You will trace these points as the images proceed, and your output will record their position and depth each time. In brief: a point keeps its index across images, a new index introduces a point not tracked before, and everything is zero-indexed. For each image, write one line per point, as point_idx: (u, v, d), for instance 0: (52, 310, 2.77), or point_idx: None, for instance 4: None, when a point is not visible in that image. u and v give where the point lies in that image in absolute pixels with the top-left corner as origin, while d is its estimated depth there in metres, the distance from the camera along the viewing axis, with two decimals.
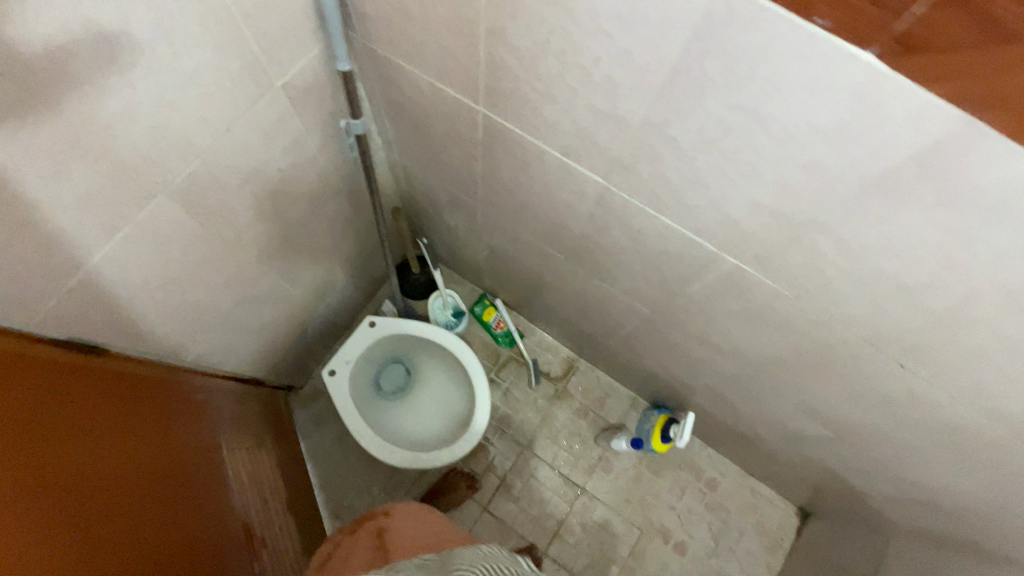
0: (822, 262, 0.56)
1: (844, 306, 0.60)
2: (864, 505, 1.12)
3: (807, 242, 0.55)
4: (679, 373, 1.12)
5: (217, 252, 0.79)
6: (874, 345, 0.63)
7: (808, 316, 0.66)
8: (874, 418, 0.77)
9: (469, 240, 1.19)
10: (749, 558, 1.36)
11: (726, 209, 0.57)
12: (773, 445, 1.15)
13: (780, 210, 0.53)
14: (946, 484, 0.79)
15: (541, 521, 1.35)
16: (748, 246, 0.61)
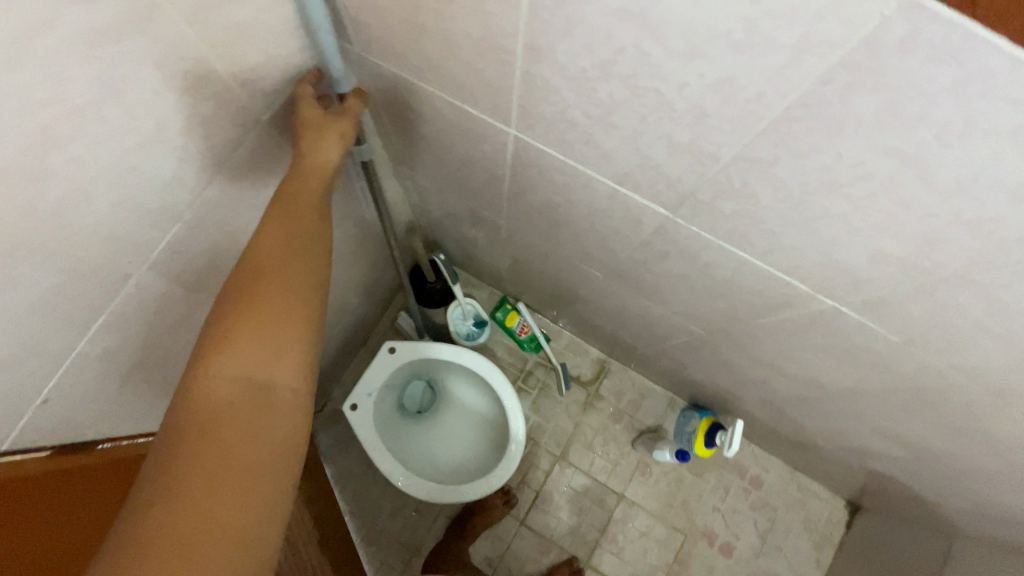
0: (959, 317, 0.45)
1: (973, 359, 0.50)
2: (929, 512, 1.04)
3: (943, 297, 0.44)
4: (728, 384, 1.03)
5: None
6: (1004, 397, 0.53)
7: (917, 361, 0.56)
8: (973, 453, 0.68)
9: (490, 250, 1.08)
10: (798, 555, 1.31)
11: (835, 256, 0.46)
12: (830, 452, 1.06)
13: (916, 263, 0.42)
14: None
15: (582, 532, 1.30)
16: (854, 292, 0.50)
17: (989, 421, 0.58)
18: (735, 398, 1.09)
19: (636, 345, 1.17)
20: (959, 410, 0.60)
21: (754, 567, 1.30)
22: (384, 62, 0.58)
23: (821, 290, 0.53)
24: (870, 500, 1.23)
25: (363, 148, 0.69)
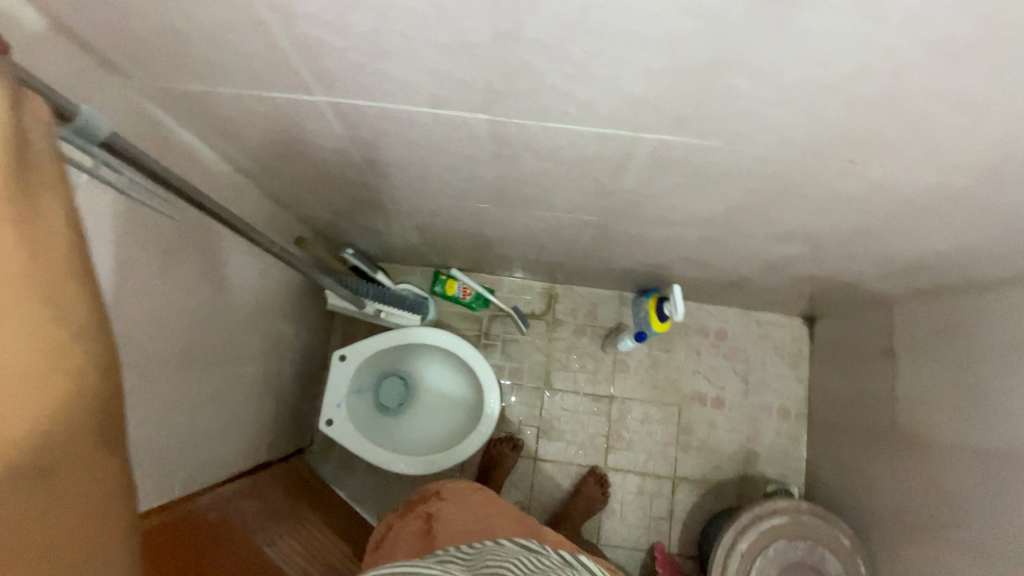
0: (742, 100, 0.51)
1: (782, 132, 0.56)
2: (860, 292, 1.15)
3: (721, 86, 0.49)
4: (651, 258, 1.10)
5: (139, 379, 0.70)
6: (827, 156, 0.60)
7: (748, 157, 0.62)
8: (844, 219, 0.76)
9: (394, 229, 1.11)
10: (779, 380, 1.43)
11: (623, 90, 0.51)
12: (762, 279, 1.15)
13: (678, 66, 0.47)
14: (929, 245, 0.80)
15: (592, 444, 1.39)
16: (662, 115, 0.55)
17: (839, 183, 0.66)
18: (666, 267, 1.16)
19: (563, 261, 1.22)
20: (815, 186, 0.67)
21: (747, 406, 1.41)
22: (175, 82, 0.59)
23: (644, 128, 0.58)
24: (818, 306, 1.34)
25: (81, 126, 0.46)
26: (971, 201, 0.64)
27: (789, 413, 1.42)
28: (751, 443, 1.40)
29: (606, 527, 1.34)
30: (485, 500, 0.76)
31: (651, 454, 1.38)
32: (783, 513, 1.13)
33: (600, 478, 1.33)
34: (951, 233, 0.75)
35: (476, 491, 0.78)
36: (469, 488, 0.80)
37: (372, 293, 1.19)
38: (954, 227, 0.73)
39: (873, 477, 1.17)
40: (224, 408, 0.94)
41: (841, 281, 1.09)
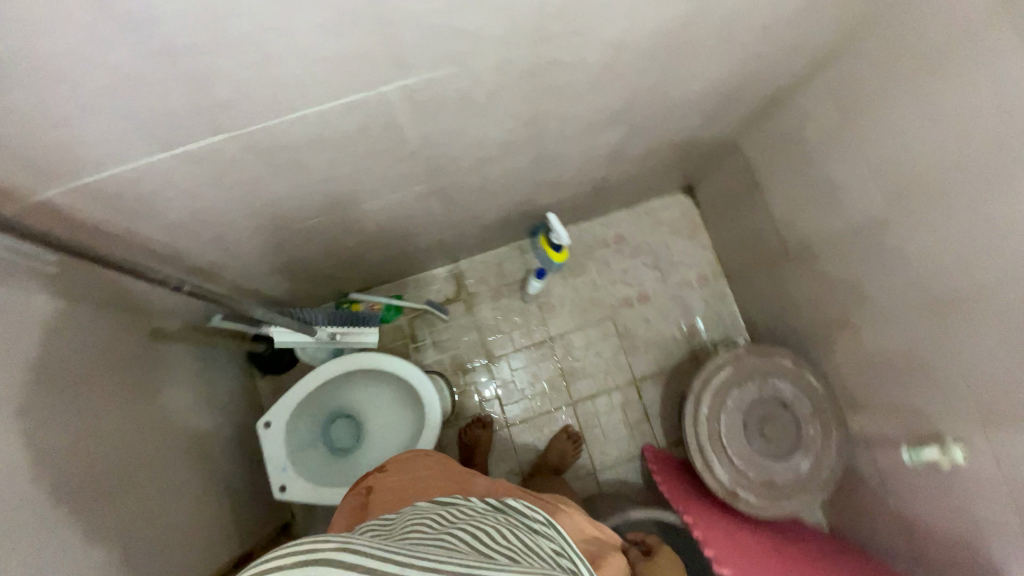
0: (455, 28, 0.55)
1: (514, 40, 0.61)
2: (706, 147, 1.24)
3: (426, 23, 0.53)
4: (514, 201, 1.15)
5: (67, 521, 0.68)
6: (568, 46, 0.65)
7: (507, 75, 0.67)
8: (630, 92, 0.84)
9: (267, 280, 1.11)
10: (685, 254, 1.53)
11: (335, 56, 0.53)
12: (623, 173, 1.23)
13: (371, 18, 0.49)
14: (712, 80, 0.89)
15: (553, 387, 1.44)
16: (377, 62, 0.56)
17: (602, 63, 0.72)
18: (537, 203, 1.22)
19: (447, 240, 1.27)
20: (585, 73, 0.73)
21: (669, 289, 1.51)
22: None
23: (393, 86, 0.61)
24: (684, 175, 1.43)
25: None
26: (707, 29, 0.73)
27: (706, 278, 1.52)
28: (684, 320, 1.49)
29: (597, 452, 1.40)
30: (420, 468, 0.94)
31: (606, 371, 1.46)
32: (727, 363, 1.19)
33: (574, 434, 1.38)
34: (718, 62, 0.84)
35: (411, 462, 0.96)
36: (407, 459, 0.98)
37: (324, 317, 1.09)
38: (714, 57, 0.81)
39: (786, 296, 1.28)
40: (182, 514, 0.93)
41: (686, 145, 1.18)
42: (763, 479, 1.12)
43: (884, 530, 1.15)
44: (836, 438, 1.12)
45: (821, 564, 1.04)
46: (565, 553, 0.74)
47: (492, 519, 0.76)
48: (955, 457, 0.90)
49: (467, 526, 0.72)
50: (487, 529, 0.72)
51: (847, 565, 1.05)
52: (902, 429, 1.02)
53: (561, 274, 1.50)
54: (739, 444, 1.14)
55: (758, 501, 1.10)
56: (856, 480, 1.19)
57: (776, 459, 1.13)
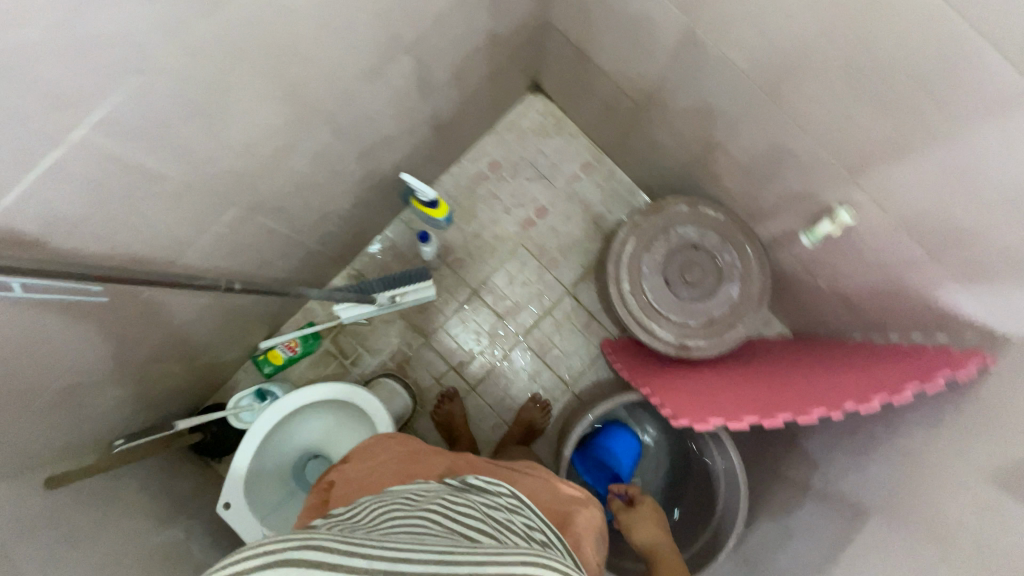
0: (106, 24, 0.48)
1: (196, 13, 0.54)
2: (522, 38, 1.19)
3: (67, 28, 0.46)
4: (357, 180, 1.09)
5: None
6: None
7: (222, 53, 0.60)
8: (386, 19, 0.78)
9: (156, 370, 1.04)
10: (562, 151, 1.50)
11: None
12: (453, 101, 1.17)
13: None
14: None
15: (499, 332, 1.43)
16: (55, 92, 0.49)
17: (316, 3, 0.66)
18: (385, 170, 1.16)
19: (322, 249, 1.21)
20: (308, 20, 0.67)
21: (561, 191, 1.49)
22: None
23: (92, 125, 0.54)
24: (522, 75, 1.37)
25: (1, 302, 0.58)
26: None
27: (592, 164, 1.49)
28: (589, 212, 1.48)
29: (565, 369, 1.42)
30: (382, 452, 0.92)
31: (540, 293, 1.45)
32: (630, 236, 1.19)
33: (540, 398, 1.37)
34: None
35: (375, 447, 0.94)
36: (371, 443, 0.96)
37: (379, 283, 1.27)
38: None
39: (658, 147, 1.26)
40: None
41: (497, 46, 1.12)
42: (704, 321, 1.15)
43: (832, 310, 1.20)
44: (749, 252, 1.17)
45: (778, 373, 1.07)
46: (537, 525, 0.73)
47: (461, 497, 0.75)
48: (844, 219, 0.93)
49: (434, 508, 0.71)
50: (455, 508, 0.71)
51: (801, 364, 1.09)
52: (799, 216, 1.04)
53: (456, 225, 1.45)
54: (671, 303, 1.16)
55: (708, 342, 1.15)
56: (791, 279, 1.23)
57: (708, 298, 1.16)
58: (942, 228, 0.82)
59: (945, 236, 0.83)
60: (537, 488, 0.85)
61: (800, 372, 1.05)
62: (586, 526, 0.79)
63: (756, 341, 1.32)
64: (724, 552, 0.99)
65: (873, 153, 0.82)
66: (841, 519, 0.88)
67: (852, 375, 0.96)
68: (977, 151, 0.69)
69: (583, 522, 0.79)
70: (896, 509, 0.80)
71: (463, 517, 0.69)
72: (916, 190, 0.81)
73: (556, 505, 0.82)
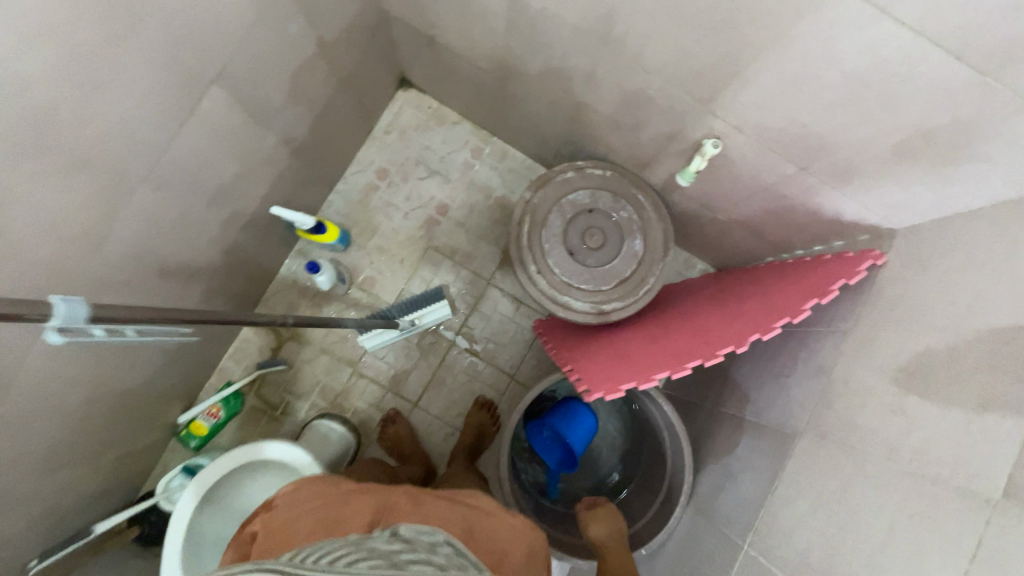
0: None
1: None
2: (363, 36, 1.11)
3: None
4: (218, 228, 1.01)
5: None
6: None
7: None
8: (169, 57, 0.71)
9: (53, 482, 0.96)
10: (447, 141, 1.43)
11: None
12: (306, 121, 1.09)
13: None
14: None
15: (428, 342, 1.36)
16: None
17: (58, 64, 0.58)
18: (252, 209, 1.08)
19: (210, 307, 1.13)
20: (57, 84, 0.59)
21: (457, 182, 1.43)
22: None
23: None
24: (383, 73, 1.30)
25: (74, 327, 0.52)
26: None
27: (482, 148, 1.44)
28: (490, 197, 1.43)
29: (504, 361, 1.37)
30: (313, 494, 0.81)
31: (461, 292, 1.39)
32: (525, 215, 1.15)
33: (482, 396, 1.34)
34: None
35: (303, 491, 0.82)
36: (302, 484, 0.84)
37: (397, 309, 1.26)
38: None
39: (535, 116, 1.21)
40: None
41: (333, 52, 1.05)
42: (616, 282, 1.13)
43: (741, 239, 1.18)
44: (642, 203, 1.15)
45: (696, 315, 1.04)
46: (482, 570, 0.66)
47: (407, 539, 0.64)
48: (710, 151, 0.90)
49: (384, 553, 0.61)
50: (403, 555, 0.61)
51: (717, 300, 1.06)
52: (677, 156, 1.01)
53: (357, 244, 1.38)
54: (581, 272, 1.14)
55: (623, 302, 1.13)
56: (696, 218, 1.21)
57: (614, 258, 1.14)
58: (800, 139, 0.80)
59: (807, 146, 0.81)
60: (482, 524, 0.77)
61: (716, 309, 1.01)
62: (519, 562, 0.76)
63: (678, 286, 1.31)
64: (679, 506, 0.98)
65: (716, 80, 0.78)
66: (775, 448, 0.87)
67: (760, 304, 0.94)
68: (802, 58, 0.67)
69: (518, 561, 0.75)
70: (819, 426, 0.79)
71: (405, 564, 0.60)
72: (766, 107, 0.78)
73: (496, 542, 0.76)
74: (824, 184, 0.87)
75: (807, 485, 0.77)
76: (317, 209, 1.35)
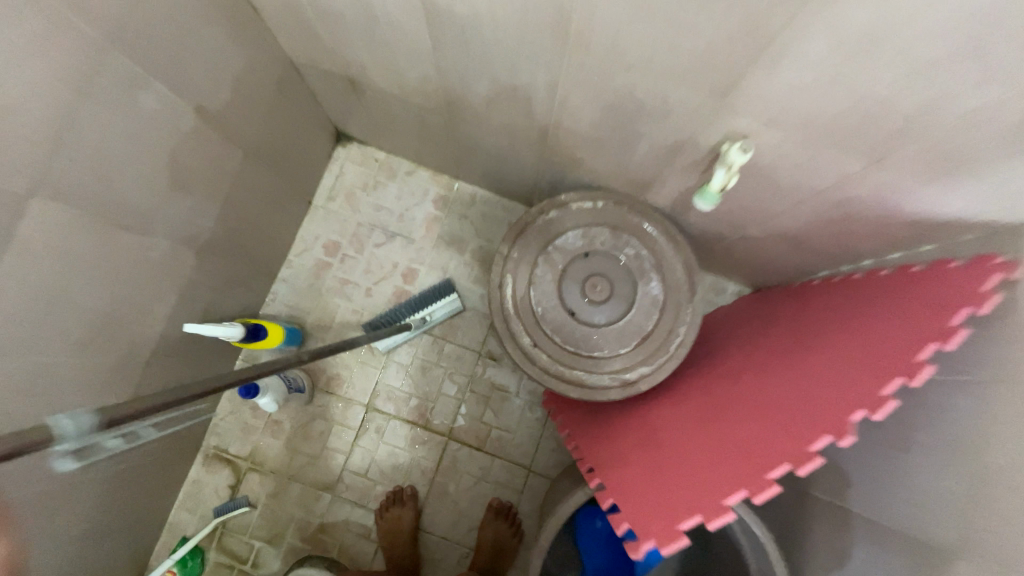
0: None
1: None
2: (268, 94, 0.89)
3: None
4: (108, 371, 0.77)
5: None
6: None
7: None
8: None
9: None
10: (403, 195, 1.20)
11: None
12: (211, 211, 0.86)
13: None
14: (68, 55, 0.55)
15: (419, 443, 1.10)
16: None
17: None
18: (158, 335, 0.84)
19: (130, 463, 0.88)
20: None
21: (423, 241, 1.18)
22: None
23: None
24: (310, 132, 1.07)
25: None
26: None
27: (445, 195, 1.20)
28: (465, 252, 1.18)
29: (515, 449, 1.10)
30: None
31: (449, 374, 1.13)
32: (506, 274, 0.89)
33: (497, 499, 1.08)
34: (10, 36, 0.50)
35: None
36: None
37: (406, 307, 1.11)
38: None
39: (499, 149, 0.97)
40: None
41: (227, 120, 0.82)
42: (637, 341, 0.87)
43: (783, 255, 0.92)
44: (650, 234, 0.90)
45: (757, 372, 0.75)
46: None
47: None
48: (737, 159, 0.64)
49: None
50: None
51: (781, 346, 0.77)
52: (687, 172, 0.76)
53: (314, 337, 1.14)
54: (588, 335, 0.88)
55: (649, 367, 0.86)
56: (722, 238, 0.95)
57: (628, 311, 0.88)
58: (871, 124, 0.55)
59: (881, 131, 0.55)
60: None
61: (785, 361, 0.73)
62: None
63: (712, 323, 1.04)
64: None
65: (732, 64, 0.54)
66: (915, 566, 0.60)
67: (850, 349, 0.65)
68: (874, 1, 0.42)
69: None
70: (982, 542, 0.53)
71: None
72: (815, 87, 0.53)
73: None
74: (907, 177, 0.61)
75: None
76: (258, 305, 1.11)
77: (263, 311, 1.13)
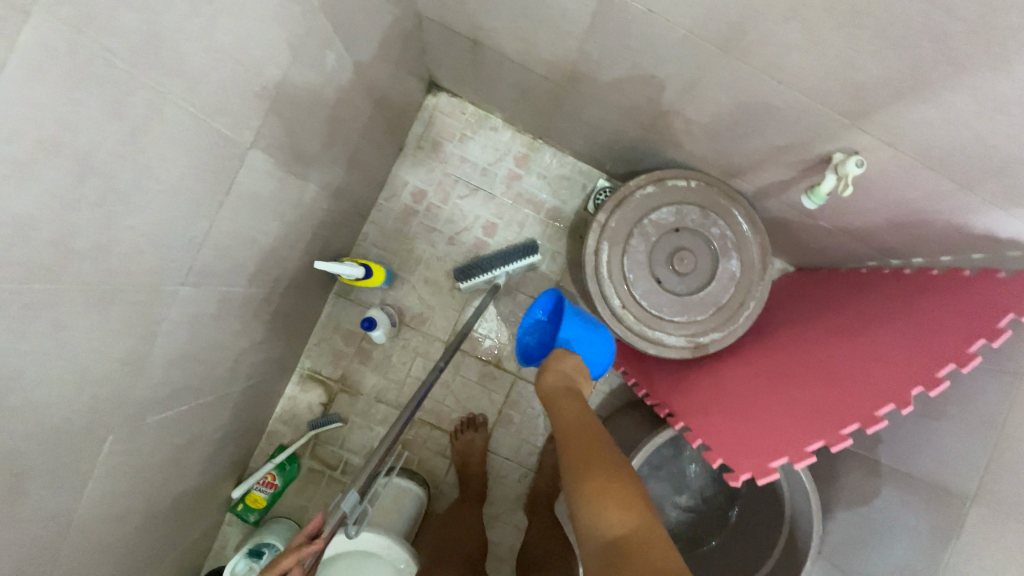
0: None
1: None
2: (398, 48, 0.94)
3: None
4: (261, 299, 0.86)
5: None
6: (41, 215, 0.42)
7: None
8: (215, 133, 0.57)
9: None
10: (489, 151, 1.26)
11: None
12: (345, 158, 0.93)
13: None
14: (298, 25, 0.62)
15: (491, 379, 1.25)
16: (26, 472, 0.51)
17: (73, 179, 0.43)
18: (294, 269, 0.93)
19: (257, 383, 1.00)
20: (66, 207, 0.44)
21: (504, 197, 1.27)
22: None
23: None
24: (414, 82, 1.12)
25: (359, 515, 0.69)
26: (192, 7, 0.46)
27: (527, 154, 1.27)
28: (542, 210, 1.27)
29: None
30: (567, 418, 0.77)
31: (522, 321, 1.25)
32: (602, 242, 1.00)
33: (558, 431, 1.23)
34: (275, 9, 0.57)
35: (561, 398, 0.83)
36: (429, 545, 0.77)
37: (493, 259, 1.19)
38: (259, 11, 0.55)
39: (600, 123, 1.05)
40: None
41: (368, 75, 0.87)
42: (712, 311, 1.00)
43: (841, 244, 1.06)
44: (733, 215, 1.01)
45: (815, 345, 0.91)
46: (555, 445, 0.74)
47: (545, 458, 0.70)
48: (852, 171, 0.75)
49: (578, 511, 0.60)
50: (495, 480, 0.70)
51: (836, 322, 0.93)
52: (788, 168, 0.87)
53: (401, 278, 1.23)
54: (671, 301, 1.00)
55: (720, 332, 1.00)
56: (790, 224, 1.07)
57: (707, 284, 1.00)
58: (973, 158, 0.67)
59: (980, 167, 0.68)
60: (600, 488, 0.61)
61: (840, 336, 0.89)
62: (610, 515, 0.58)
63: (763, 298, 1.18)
64: (811, 560, 0.87)
65: (878, 95, 0.63)
66: (930, 501, 0.79)
67: (907, 333, 0.80)
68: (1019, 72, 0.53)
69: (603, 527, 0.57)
70: (991, 489, 0.71)
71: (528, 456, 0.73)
72: (940, 125, 0.64)
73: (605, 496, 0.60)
74: (987, 202, 0.73)
75: (981, 551, 0.70)
76: (352, 245, 1.19)
77: (355, 250, 1.21)
